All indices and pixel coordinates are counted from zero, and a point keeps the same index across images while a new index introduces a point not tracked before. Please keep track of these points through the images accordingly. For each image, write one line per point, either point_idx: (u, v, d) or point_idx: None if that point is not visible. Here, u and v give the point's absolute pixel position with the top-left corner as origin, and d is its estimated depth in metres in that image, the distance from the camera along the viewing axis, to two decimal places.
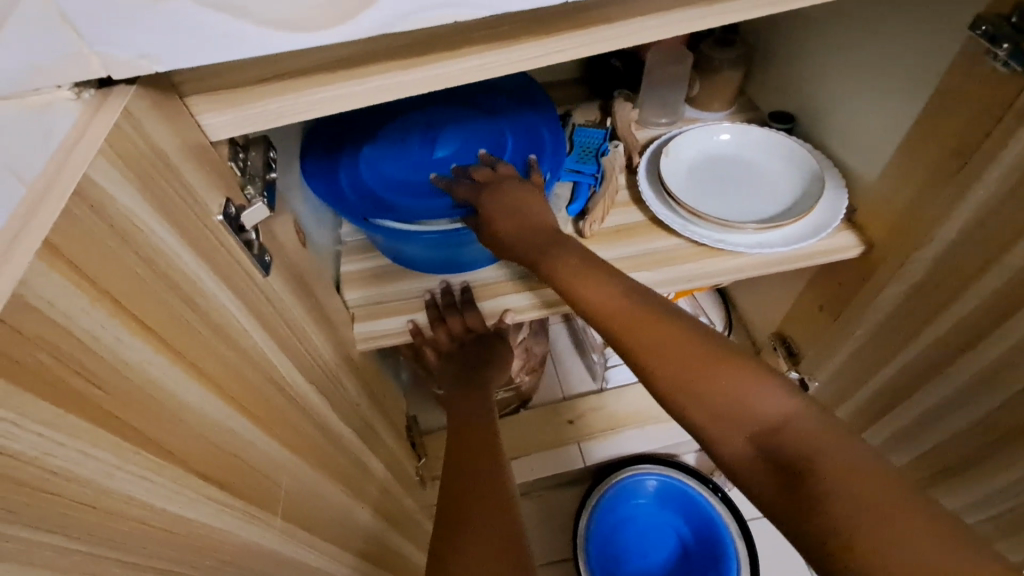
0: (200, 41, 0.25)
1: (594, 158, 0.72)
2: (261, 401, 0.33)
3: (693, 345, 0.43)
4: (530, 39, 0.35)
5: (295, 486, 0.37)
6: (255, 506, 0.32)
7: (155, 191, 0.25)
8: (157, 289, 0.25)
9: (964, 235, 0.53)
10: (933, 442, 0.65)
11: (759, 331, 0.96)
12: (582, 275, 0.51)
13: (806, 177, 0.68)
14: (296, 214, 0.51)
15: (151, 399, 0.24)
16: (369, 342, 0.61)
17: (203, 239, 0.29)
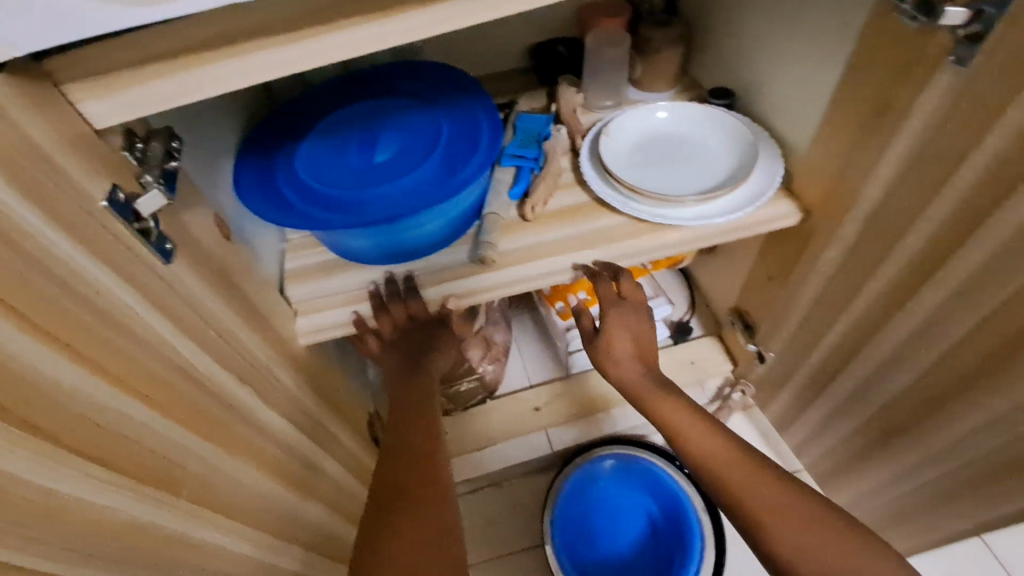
0: (56, 22, 0.27)
1: (537, 142, 0.73)
2: (164, 388, 0.33)
3: (804, 502, 0.52)
4: (410, 10, 0.35)
5: (212, 473, 0.37)
6: (162, 488, 0.32)
7: (18, 172, 0.25)
8: (20, 267, 0.25)
9: (885, 197, 0.55)
10: (878, 404, 0.67)
11: (720, 308, 0.97)
12: (695, 422, 0.61)
13: (741, 147, 0.69)
14: (221, 210, 0.51)
15: (15, 377, 0.24)
16: (313, 336, 0.61)
17: (82, 224, 0.29)
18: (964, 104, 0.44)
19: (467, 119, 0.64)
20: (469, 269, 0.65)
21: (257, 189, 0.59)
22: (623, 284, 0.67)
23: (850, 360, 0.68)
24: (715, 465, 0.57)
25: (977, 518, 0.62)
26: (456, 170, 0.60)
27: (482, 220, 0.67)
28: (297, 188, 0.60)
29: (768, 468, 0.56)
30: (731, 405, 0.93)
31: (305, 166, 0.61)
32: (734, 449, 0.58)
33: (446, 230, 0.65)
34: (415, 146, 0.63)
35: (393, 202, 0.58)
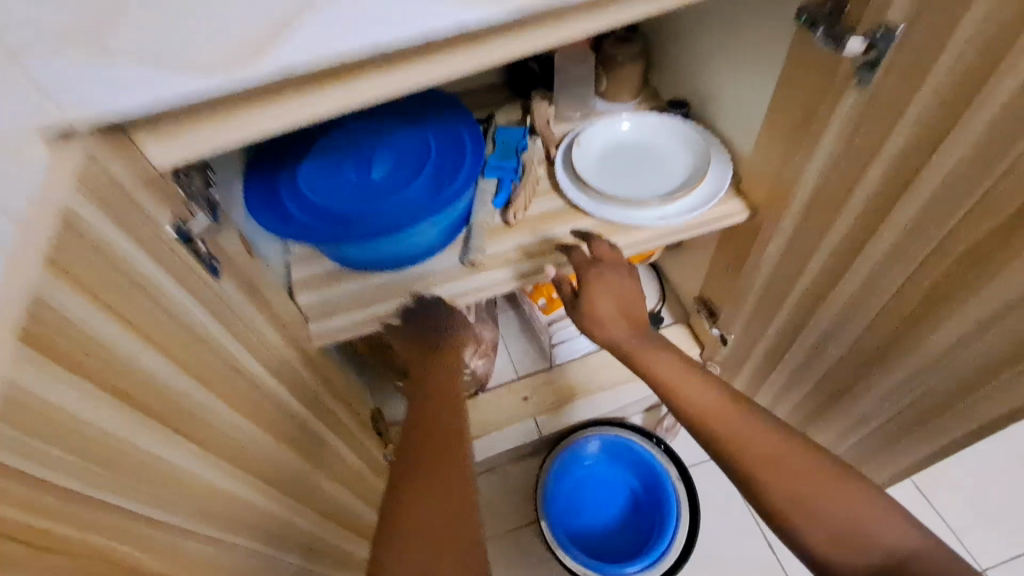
0: (146, 91, 0.31)
1: (515, 154, 0.80)
2: (221, 380, 0.40)
3: (799, 457, 0.58)
4: (432, 60, 0.40)
5: (257, 452, 0.44)
6: (224, 463, 0.39)
7: (116, 210, 0.32)
8: (127, 286, 0.31)
9: (815, 193, 0.65)
10: (822, 371, 0.77)
11: (686, 297, 1.07)
12: (687, 379, 0.67)
13: (695, 154, 0.79)
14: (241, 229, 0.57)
15: (132, 372, 0.31)
16: (323, 338, 0.67)
17: (159, 249, 0.35)
18: (870, 116, 0.54)
19: (453, 136, 0.71)
20: (462, 271, 0.72)
21: (268, 208, 0.65)
22: (597, 248, 0.72)
23: (796, 336, 0.78)
24: (708, 421, 0.64)
25: (916, 453, 0.74)
26: (447, 185, 0.67)
27: (470, 227, 0.75)
28: (303, 205, 0.66)
29: (765, 424, 0.62)
30: None
31: (309, 184, 0.68)
32: (725, 403, 0.64)
33: (439, 237, 0.72)
34: (408, 163, 0.70)
35: (392, 216, 0.65)
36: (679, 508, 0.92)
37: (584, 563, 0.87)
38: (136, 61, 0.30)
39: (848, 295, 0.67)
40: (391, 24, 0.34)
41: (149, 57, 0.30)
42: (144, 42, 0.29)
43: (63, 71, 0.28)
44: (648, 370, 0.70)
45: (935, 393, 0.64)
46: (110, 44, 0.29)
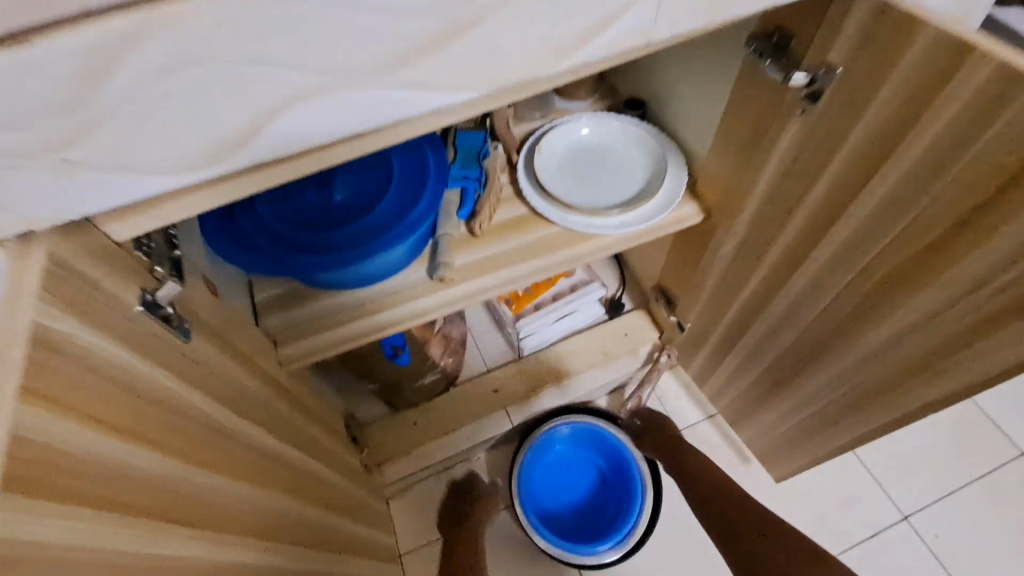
0: (104, 187, 0.32)
1: (477, 161, 0.80)
2: (207, 447, 0.41)
3: (800, 550, 0.75)
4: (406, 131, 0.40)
5: (246, 505, 0.46)
6: (214, 528, 0.40)
7: (82, 307, 0.31)
8: (97, 388, 0.31)
9: (764, 203, 0.69)
10: (769, 360, 0.85)
11: (646, 285, 1.12)
12: (722, 485, 0.89)
13: (652, 159, 0.81)
14: (206, 269, 0.57)
15: (115, 474, 0.31)
16: (295, 361, 0.69)
17: (131, 331, 0.35)
18: (815, 142, 0.58)
19: (415, 154, 0.71)
20: (432, 286, 0.73)
21: (232, 240, 0.64)
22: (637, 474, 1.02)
23: (749, 327, 0.84)
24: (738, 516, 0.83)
25: (833, 443, 0.82)
26: (412, 206, 0.68)
27: (437, 240, 0.75)
28: (267, 233, 0.65)
29: (777, 524, 0.79)
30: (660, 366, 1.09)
31: (270, 208, 0.66)
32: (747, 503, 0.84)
33: (408, 254, 0.72)
34: (370, 181, 0.68)
35: (359, 240, 0.65)
36: (643, 491, 1.00)
37: (554, 543, 0.95)
38: (95, 167, 0.31)
39: (793, 297, 0.72)
40: (354, 113, 0.35)
41: (108, 163, 0.31)
42: (101, 152, 0.30)
43: (22, 183, 0.29)
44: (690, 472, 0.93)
45: (857, 387, 0.71)
46: (69, 158, 0.29)
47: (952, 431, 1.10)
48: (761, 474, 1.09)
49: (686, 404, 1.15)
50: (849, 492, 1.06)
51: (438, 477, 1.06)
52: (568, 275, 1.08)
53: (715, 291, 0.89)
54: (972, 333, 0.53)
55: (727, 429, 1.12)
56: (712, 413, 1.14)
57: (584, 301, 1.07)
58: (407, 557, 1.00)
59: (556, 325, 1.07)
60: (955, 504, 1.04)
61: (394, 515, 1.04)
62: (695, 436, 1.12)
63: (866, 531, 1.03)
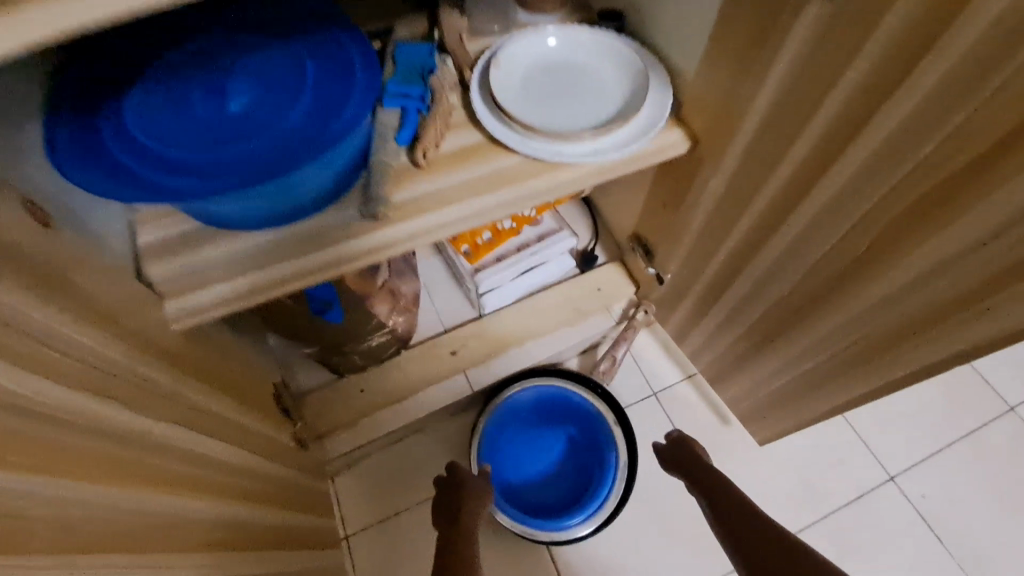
0: None
1: (421, 78, 0.65)
2: None
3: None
4: None
5: (79, 509, 0.34)
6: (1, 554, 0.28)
7: None
8: None
9: (766, 123, 0.58)
10: (759, 314, 0.75)
11: (621, 234, 1.00)
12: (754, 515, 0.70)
13: (632, 76, 0.68)
14: (37, 198, 0.43)
15: None
16: (188, 319, 0.55)
17: None
18: (833, 33, 0.46)
19: (336, 57, 0.56)
20: (365, 226, 0.60)
21: (84, 160, 0.48)
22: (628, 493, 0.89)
23: (738, 276, 0.75)
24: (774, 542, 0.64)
25: (824, 404, 0.74)
26: (329, 120, 0.53)
27: (369, 171, 0.61)
28: (136, 152, 0.50)
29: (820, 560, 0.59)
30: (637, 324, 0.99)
31: (142, 123, 0.51)
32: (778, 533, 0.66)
33: (329, 185, 0.59)
34: (275, 89, 0.53)
35: (254, 160, 0.50)
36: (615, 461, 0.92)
37: (515, 517, 0.87)
38: None
39: (791, 238, 0.62)
40: None
41: None
42: None
43: None
44: (719, 501, 0.75)
45: (860, 344, 0.62)
46: None
47: (936, 393, 1.07)
48: (741, 436, 1.02)
49: (663, 365, 1.07)
50: (833, 453, 1.01)
51: (388, 451, 0.96)
52: (534, 224, 0.97)
53: (700, 237, 0.78)
54: (1010, 272, 0.44)
55: (707, 389, 1.05)
56: (691, 373, 1.06)
57: (552, 253, 0.95)
58: (352, 540, 0.90)
59: (523, 279, 0.95)
60: (937, 465, 1.01)
61: (338, 491, 0.93)
62: (673, 399, 1.04)
63: (849, 494, 0.98)
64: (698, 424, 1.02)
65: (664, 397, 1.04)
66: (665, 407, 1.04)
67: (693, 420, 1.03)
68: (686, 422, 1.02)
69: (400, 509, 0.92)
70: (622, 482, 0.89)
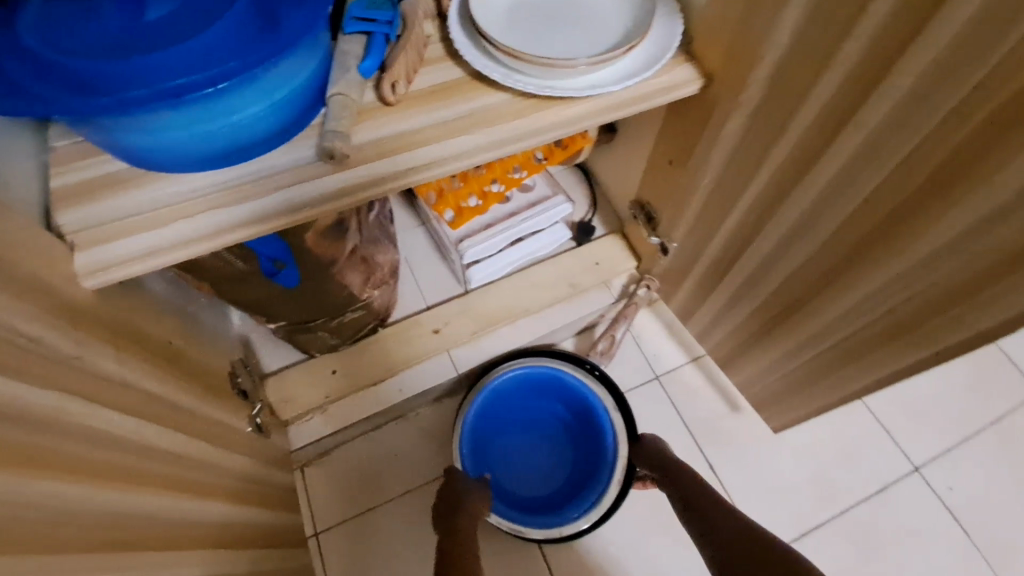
0: None
1: (390, 2, 0.55)
2: None
3: None
4: None
5: None
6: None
7: None
8: None
9: (794, 42, 0.48)
10: (772, 287, 0.66)
11: (621, 202, 0.91)
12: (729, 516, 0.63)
13: (634, 4, 0.59)
14: None
15: None
16: (102, 276, 0.46)
17: None
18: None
19: None
20: (320, 169, 0.51)
21: None
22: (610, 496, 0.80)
23: (750, 242, 0.65)
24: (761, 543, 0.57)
25: (845, 390, 0.65)
26: (274, 29, 0.44)
27: (326, 105, 0.52)
28: (32, 70, 0.41)
29: None
30: (638, 301, 0.91)
31: (40, 32, 0.42)
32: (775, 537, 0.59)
33: (279, 120, 0.49)
34: None
35: (178, 70, 0.41)
36: (613, 447, 0.83)
37: (504, 512, 0.78)
38: None
39: (814, 195, 0.53)
40: None
41: None
42: None
43: None
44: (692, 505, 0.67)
45: (894, 314, 0.53)
46: None
47: (958, 379, 0.99)
48: (753, 422, 0.93)
49: (667, 347, 0.98)
50: (852, 443, 0.93)
51: (363, 440, 0.87)
52: (524, 190, 0.87)
53: (709, 198, 0.69)
54: None
55: (714, 372, 0.96)
56: (698, 355, 0.97)
57: (543, 221, 0.86)
58: (322, 537, 0.81)
59: (513, 251, 0.86)
60: (965, 455, 0.93)
61: (308, 484, 0.84)
62: (676, 382, 0.96)
63: (870, 488, 0.90)
64: (705, 409, 0.94)
65: (668, 381, 0.96)
66: (668, 392, 0.95)
67: (699, 405, 0.94)
68: (692, 407, 0.94)
69: (376, 502, 0.83)
70: (620, 471, 0.80)
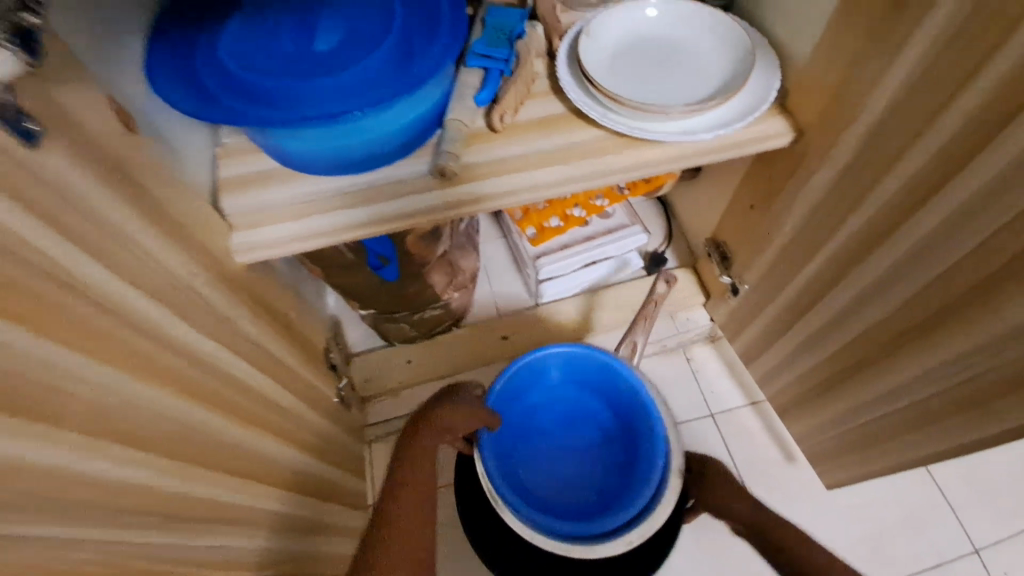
0: None
1: (508, 42, 0.62)
2: (65, 315, 0.29)
3: None
4: None
5: (146, 405, 0.34)
6: (37, 416, 0.26)
7: None
8: None
9: (896, 106, 0.49)
10: (843, 341, 0.65)
11: (696, 238, 0.93)
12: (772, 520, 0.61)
13: (735, 56, 0.62)
14: (127, 110, 0.43)
15: None
16: (251, 255, 0.55)
17: None
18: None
19: (420, 4, 0.55)
20: (431, 183, 0.58)
21: (171, 84, 0.49)
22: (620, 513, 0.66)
23: (823, 293, 0.66)
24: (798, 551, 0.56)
25: (909, 455, 0.63)
26: (412, 62, 0.52)
27: (443, 128, 0.59)
28: (220, 81, 0.50)
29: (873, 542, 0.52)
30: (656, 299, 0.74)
31: (233, 55, 0.52)
32: None
33: (404, 138, 0.58)
34: (361, 32, 0.53)
35: (335, 95, 0.50)
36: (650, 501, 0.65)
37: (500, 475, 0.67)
38: None
39: (895, 257, 0.54)
40: None
41: None
42: None
43: None
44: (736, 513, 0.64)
45: (964, 386, 0.52)
46: None
47: None
48: (807, 475, 0.91)
49: (726, 386, 0.98)
50: (916, 512, 0.88)
51: None
52: (603, 217, 0.91)
53: (787, 245, 0.70)
54: None
55: (773, 419, 0.95)
56: (757, 399, 0.96)
57: (619, 248, 0.90)
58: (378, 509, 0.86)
59: (585, 273, 0.91)
60: None
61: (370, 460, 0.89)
62: (732, 423, 0.95)
63: (927, 562, 0.85)
64: (757, 453, 0.93)
65: (722, 420, 0.96)
66: (722, 430, 0.95)
67: (752, 448, 0.93)
68: (744, 449, 0.93)
69: None
70: (640, 535, 0.63)
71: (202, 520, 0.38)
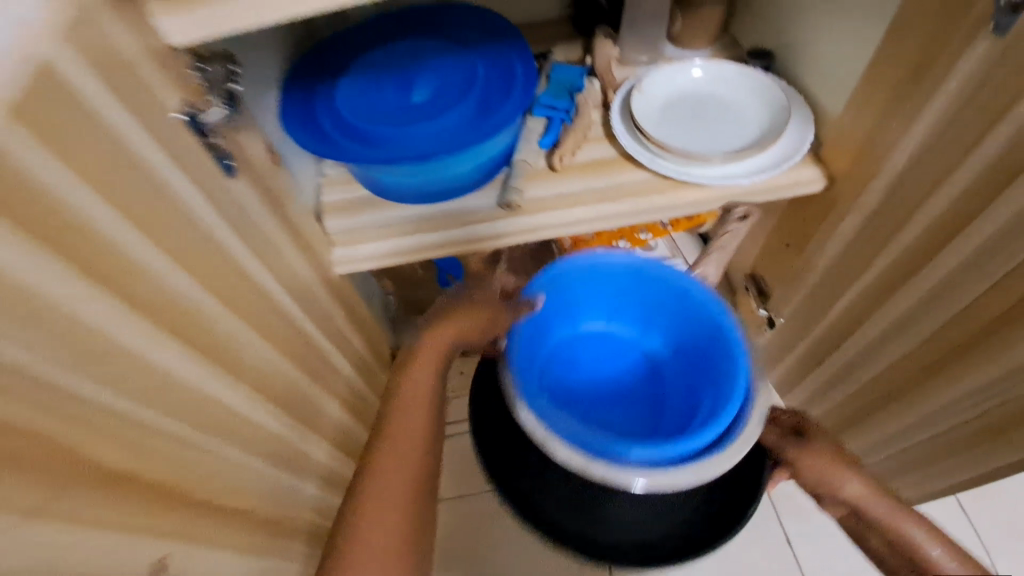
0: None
1: (569, 94, 0.73)
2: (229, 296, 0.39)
3: None
4: None
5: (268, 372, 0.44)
6: (203, 356, 0.36)
7: (129, 95, 0.30)
8: (138, 175, 0.30)
9: (915, 158, 0.55)
10: (869, 372, 0.69)
11: (735, 273, 0.99)
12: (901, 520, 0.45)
13: (773, 112, 0.69)
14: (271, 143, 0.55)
15: (131, 270, 0.29)
16: (346, 266, 0.66)
17: (174, 144, 0.34)
18: (1013, 55, 0.44)
19: (500, 62, 0.65)
20: (498, 214, 0.68)
21: (300, 125, 0.61)
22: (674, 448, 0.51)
23: (851, 326, 0.70)
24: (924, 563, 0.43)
25: None
26: (491, 113, 0.62)
27: (511, 166, 0.70)
28: (336, 124, 0.62)
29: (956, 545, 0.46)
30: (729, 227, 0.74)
31: (347, 104, 0.64)
32: None
33: (478, 173, 0.68)
34: (450, 86, 0.64)
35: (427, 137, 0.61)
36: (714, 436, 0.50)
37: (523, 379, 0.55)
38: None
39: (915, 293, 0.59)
40: None
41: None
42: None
43: None
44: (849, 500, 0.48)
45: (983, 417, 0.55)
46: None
47: None
48: None
49: None
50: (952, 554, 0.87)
51: (469, 435, 1.02)
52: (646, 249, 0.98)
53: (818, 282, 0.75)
54: None
55: None
56: None
57: None
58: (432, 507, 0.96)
59: None
60: None
61: None
62: None
63: None
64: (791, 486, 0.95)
65: None
66: None
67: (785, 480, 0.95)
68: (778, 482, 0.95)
69: (472, 489, 0.97)
70: (691, 478, 0.48)
71: (266, 465, 0.47)
